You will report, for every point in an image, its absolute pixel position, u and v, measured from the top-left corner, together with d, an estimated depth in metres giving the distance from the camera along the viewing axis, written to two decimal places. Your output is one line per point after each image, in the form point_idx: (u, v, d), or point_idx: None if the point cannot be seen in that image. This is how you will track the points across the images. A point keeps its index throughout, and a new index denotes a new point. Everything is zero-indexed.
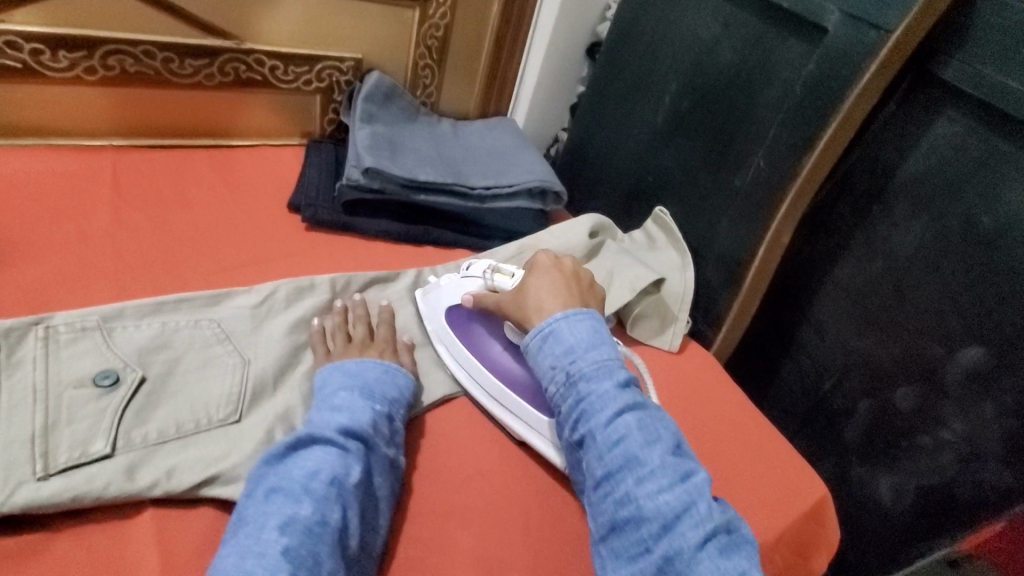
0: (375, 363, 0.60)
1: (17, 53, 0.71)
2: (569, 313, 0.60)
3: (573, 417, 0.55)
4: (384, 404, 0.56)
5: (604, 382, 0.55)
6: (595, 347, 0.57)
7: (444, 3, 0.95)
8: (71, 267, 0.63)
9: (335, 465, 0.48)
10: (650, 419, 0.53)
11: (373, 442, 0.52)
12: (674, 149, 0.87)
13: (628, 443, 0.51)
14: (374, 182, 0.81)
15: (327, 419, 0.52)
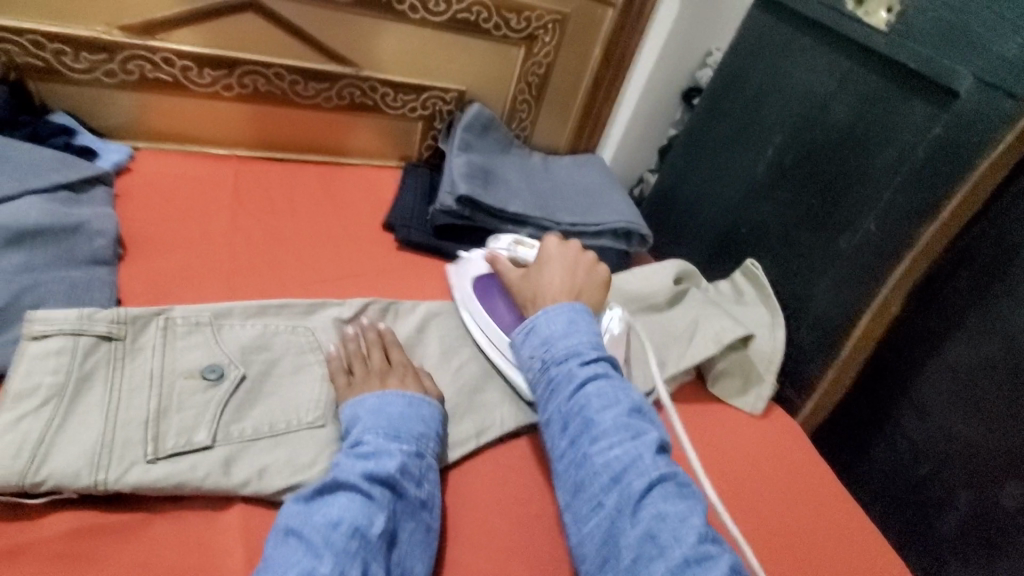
0: (398, 394, 0.56)
1: (171, 68, 0.79)
2: (548, 307, 0.61)
3: (545, 395, 0.56)
4: (413, 443, 0.53)
5: (569, 364, 0.55)
6: (570, 335, 0.57)
7: (549, 43, 0.97)
8: (191, 264, 0.68)
9: (357, 515, 0.45)
10: (612, 390, 0.54)
11: (401, 488, 0.49)
12: (773, 203, 0.84)
13: (588, 409, 0.52)
14: (465, 209, 0.83)
15: (354, 461, 0.49)
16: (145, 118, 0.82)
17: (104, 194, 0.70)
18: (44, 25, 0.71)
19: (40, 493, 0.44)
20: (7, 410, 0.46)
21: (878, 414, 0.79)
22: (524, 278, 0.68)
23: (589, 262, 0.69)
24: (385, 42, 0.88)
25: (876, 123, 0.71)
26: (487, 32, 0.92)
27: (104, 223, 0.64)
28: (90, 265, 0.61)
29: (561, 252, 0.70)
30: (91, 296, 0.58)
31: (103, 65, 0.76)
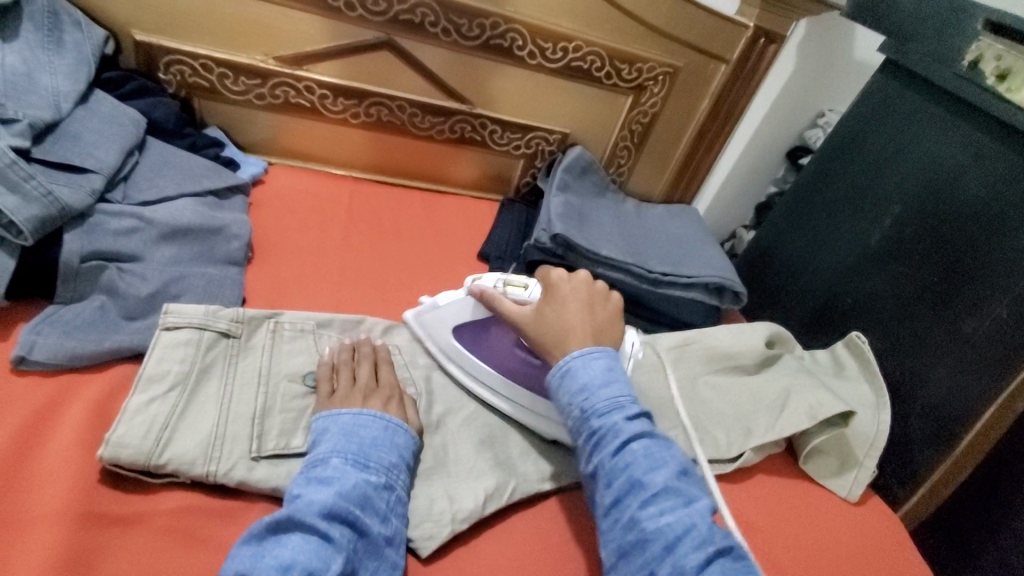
0: (373, 416, 0.53)
1: (310, 96, 0.87)
2: (583, 350, 0.55)
3: (587, 448, 0.51)
4: (381, 474, 0.49)
5: (615, 417, 0.50)
6: (608, 384, 0.52)
7: (657, 94, 0.99)
8: (308, 273, 0.74)
9: (312, 558, 0.41)
10: (661, 449, 0.49)
11: (362, 525, 0.45)
12: (886, 276, 0.80)
13: (635, 469, 0.47)
14: (560, 248, 0.85)
15: (312, 490, 0.45)
16: (280, 136, 0.91)
17: (240, 202, 0.78)
18: (214, 52, 0.81)
19: (160, 475, 0.48)
20: (140, 393, 0.50)
21: (991, 519, 0.72)
22: (541, 321, 0.60)
23: (603, 296, 0.62)
24: (501, 83, 0.92)
25: (1017, 204, 0.66)
26: (598, 81, 0.95)
27: (240, 228, 0.71)
28: (224, 265, 0.67)
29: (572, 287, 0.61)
30: (223, 293, 0.64)
31: (256, 88, 0.85)
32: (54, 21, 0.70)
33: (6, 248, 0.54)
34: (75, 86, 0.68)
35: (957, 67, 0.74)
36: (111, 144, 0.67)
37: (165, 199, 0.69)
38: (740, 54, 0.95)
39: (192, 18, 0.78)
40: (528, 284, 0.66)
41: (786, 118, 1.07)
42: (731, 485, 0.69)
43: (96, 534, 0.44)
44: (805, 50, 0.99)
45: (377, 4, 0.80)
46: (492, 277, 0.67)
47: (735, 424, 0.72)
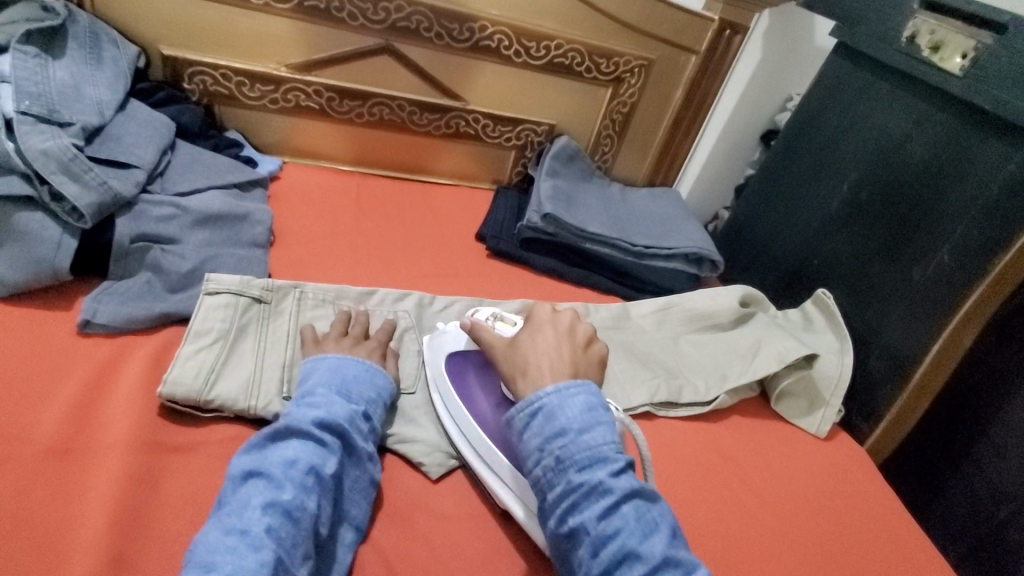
0: (356, 360, 0.60)
1: (319, 98, 0.96)
2: (561, 387, 0.53)
3: (563, 507, 0.49)
4: (362, 402, 0.57)
5: (598, 471, 0.49)
6: (589, 431, 0.50)
7: (635, 85, 1.08)
8: (324, 255, 0.83)
9: (312, 456, 0.49)
10: (650, 509, 0.48)
11: (349, 437, 0.53)
12: (846, 237, 0.88)
13: (627, 536, 0.46)
14: (550, 226, 0.94)
15: (304, 410, 0.53)
16: (292, 137, 1.00)
17: (260, 194, 0.87)
18: (232, 62, 0.90)
19: (209, 411, 0.57)
20: (189, 344, 0.59)
21: (955, 452, 0.79)
22: (512, 348, 0.60)
23: (585, 338, 0.62)
24: (490, 81, 1.02)
25: (955, 162, 0.74)
26: (579, 75, 1.04)
27: (263, 215, 0.80)
28: (250, 246, 0.76)
29: (552, 320, 0.63)
30: (252, 269, 0.72)
31: (270, 94, 0.94)
32: (93, 39, 0.79)
33: (67, 231, 0.63)
34: (115, 96, 0.77)
35: (897, 43, 0.82)
36: (149, 144, 0.76)
37: (197, 191, 0.78)
38: (708, 44, 1.04)
39: (212, 33, 0.88)
40: (517, 321, 0.67)
41: (756, 103, 1.16)
42: (710, 425, 0.77)
43: (160, 457, 0.52)
44: (769, 40, 1.09)
45: (377, 13, 0.90)
46: (485, 311, 0.68)
47: (711, 372, 0.79)
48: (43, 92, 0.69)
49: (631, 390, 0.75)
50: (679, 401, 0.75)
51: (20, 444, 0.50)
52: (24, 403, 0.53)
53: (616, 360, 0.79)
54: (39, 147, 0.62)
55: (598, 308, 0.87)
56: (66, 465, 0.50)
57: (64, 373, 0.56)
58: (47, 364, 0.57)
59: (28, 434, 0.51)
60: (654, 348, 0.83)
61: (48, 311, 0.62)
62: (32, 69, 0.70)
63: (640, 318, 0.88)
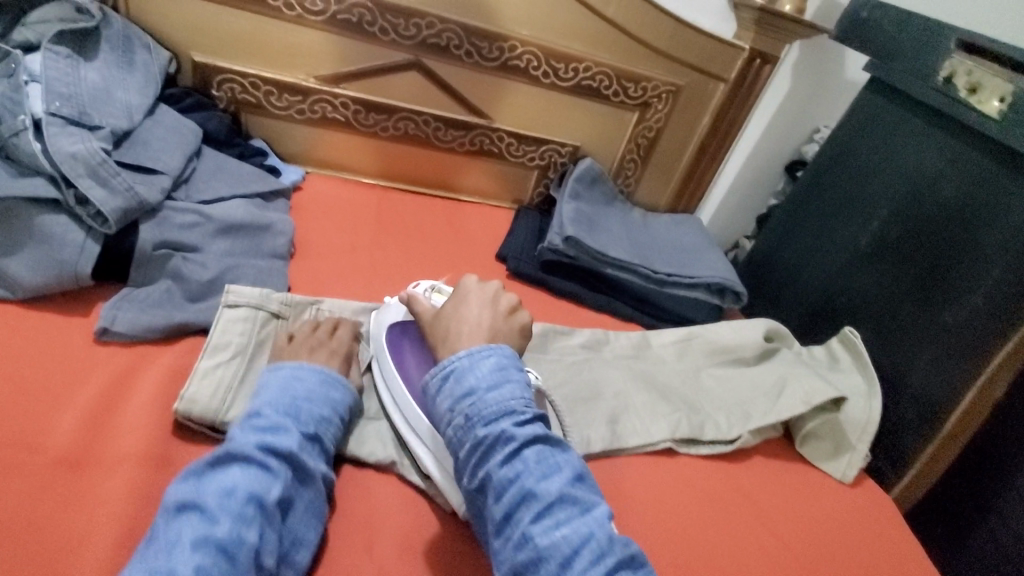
0: (311, 370, 0.57)
1: (345, 111, 0.96)
2: (473, 351, 0.54)
3: (472, 460, 0.50)
4: (313, 419, 0.53)
5: (502, 423, 0.50)
6: (499, 387, 0.52)
7: (661, 110, 1.07)
8: (345, 269, 0.82)
9: (253, 483, 0.46)
10: (552, 455, 0.50)
11: (299, 460, 0.50)
12: (874, 274, 0.86)
13: (526, 479, 0.48)
14: (571, 249, 0.92)
15: (248, 432, 0.50)
16: (316, 148, 1.00)
17: (283, 204, 0.86)
18: (262, 72, 0.90)
19: (225, 430, 0.55)
20: (207, 358, 0.58)
21: (981, 499, 0.77)
22: (438, 317, 0.60)
23: (510, 304, 0.61)
24: (517, 100, 1.01)
25: (990, 205, 0.72)
26: (607, 98, 1.03)
27: (285, 226, 0.79)
28: (270, 257, 0.75)
29: (479, 288, 0.61)
30: (272, 282, 0.72)
31: (297, 105, 0.94)
32: (126, 43, 0.79)
33: (90, 236, 0.62)
34: (144, 100, 0.77)
35: (933, 82, 0.81)
36: (175, 150, 0.75)
37: (220, 199, 0.77)
38: (737, 74, 1.03)
39: (243, 43, 0.88)
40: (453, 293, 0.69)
41: (783, 132, 1.16)
42: (732, 464, 0.74)
43: (170, 475, 0.51)
44: (797, 72, 1.09)
45: (408, 29, 0.90)
46: (423, 284, 0.70)
47: (734, 408, 0.77)
48: (74, 95, 0.69)
49: (652, 423, 0.73)
50: (701, 437, 0.73)
51: (29, 453, 0.49)
52: (36, 411, 0.52)
53: (636, 391, 0.76)
54: (68, 150, 0.62)
55: (618, 335, 0.86)
56: (74, 478, 0.48)
57: (78, 382, 0.55)
58: (62, 372, 0.56)
59: (37, 443, 0.49)
60: (675, 380, 0.81)
61: (66, 317, 0.61)
62: (64, 70, 0.70)
63: (660, 348, 0.86)
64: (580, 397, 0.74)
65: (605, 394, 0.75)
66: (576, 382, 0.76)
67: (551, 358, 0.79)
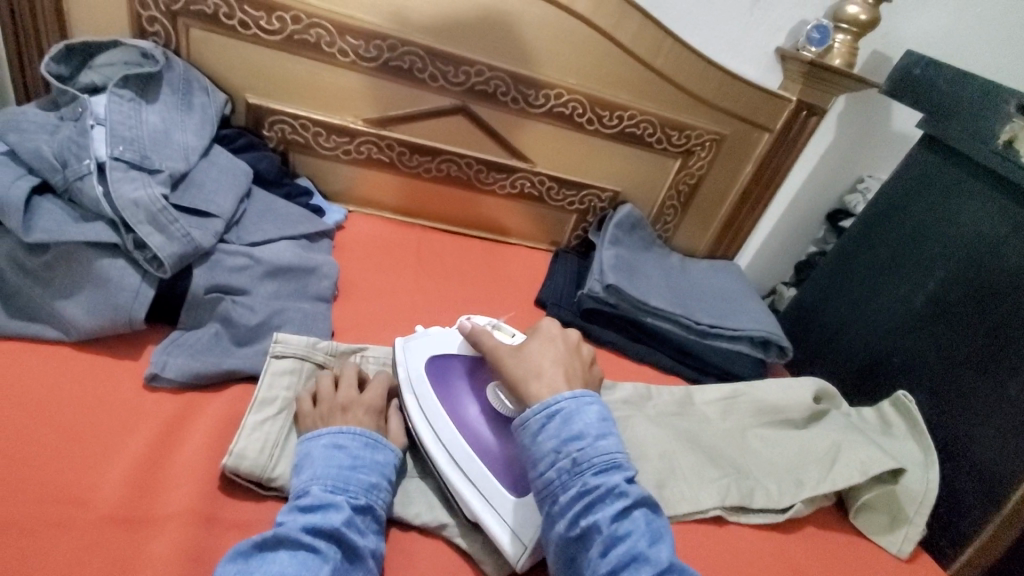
0: (354, 434, 0.54)
1: (390, 153, 0.97)
2: (579, 393, 0.54)
3: (575, 507, 0.48)
4: (360, 492, 0.50)
5: (614, 476, 0.49)
6: (605, 437, 0.51)
7: (704, 158, 1.06)
8: (387, 312, 0.82)
9: (300, 570, 0.43)
10: (656, 518, 0.49)
11: (348, 539, 0.47)
12: (930, 336, 0.84)
13: (638, 540, 0.46)
14: (611, 296, 0.91)
15: (296, 514, 0.47)
16: (359, 188, 1.01)
17: (328, 245, 0.87)
18: (312, 114, 0.92)
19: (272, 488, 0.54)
20: (254, 414, 0.57)
21: None
22: (521, 355, 0.60)
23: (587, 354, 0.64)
24: (560, 145, 1.01)
25: None
26: (649, 145, 1.03)
27: (330, 268, 0.79)
28: (315, 301, 0.75)
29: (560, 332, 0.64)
30: (318, 326, 0.71)
31: (344, 146, 0.96)
32: (186, 86, 0.81)
33: (146, 279, 0.63)
34: (201, 142, 0.78)
35: (993, 144, 0.79)
36: (228, 191, 0.76)
37: (269, 241, 0.78)
38: (783, 124, 1.03)
39: (294, 86, 0.90)
40: (514, 334, 0.70)
41: (827, 181, 1.15)
42: (784, 536, 0.71)
43: (215, 535, 0.49)
44: (842, 122, 1.08)
45: (457, 76, 0.91)
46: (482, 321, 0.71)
47: (785, 474, 0.74)
48: (136, 138, 0.70)
49: (700, 489, 0.70)
50: (752, 506, 0.70)
51: (79, 508, 0.48)
52: (87, 461, 0.51)
53: (683, 452, 0.73)
54: (130, 197, 0.63)
55: (660, 390, 0.84)
56: (120, 537, 0.47)
57: (127, 431, 0.55)
58: (112, 419, 0.55)
59: (86, 498, 0.49)
60: (721, 440, 0.78)
61: (116, 361, 0.61)
62: (127, 114, 0.72)
63: (704, 405, 0.84)
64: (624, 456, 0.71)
65: (651, 454, 0.72)
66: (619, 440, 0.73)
67: None
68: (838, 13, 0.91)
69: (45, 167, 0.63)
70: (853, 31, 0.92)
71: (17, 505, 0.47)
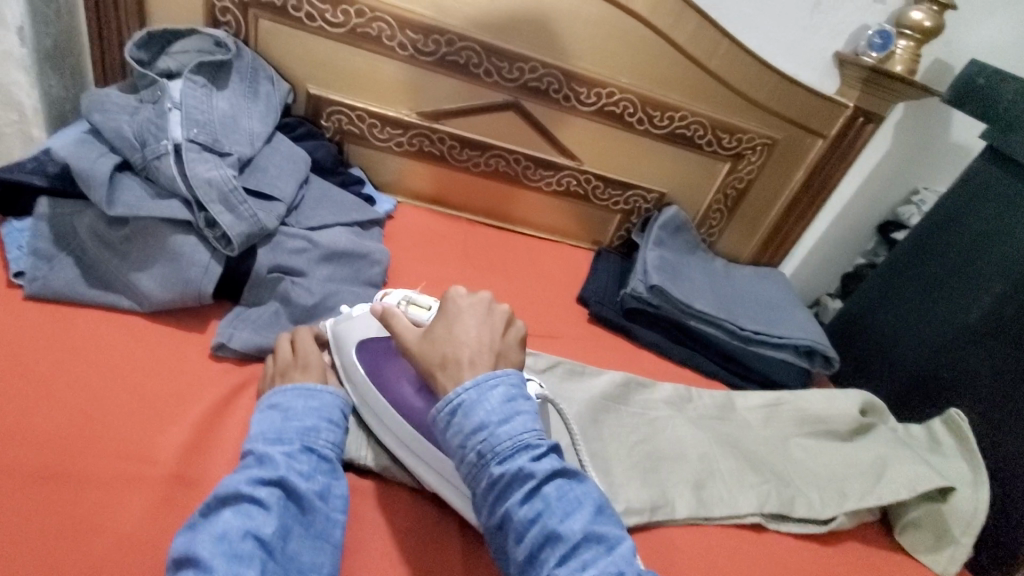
0: (290, 387, 0.56)
1: (441, 146, 0.99)
2: (479, 380, 0.50)
3: (488, 497, 0.46)
4: (296, 439, 0.51)
5: (520, 459, 0.46)
6: (507, 420, 0.47)
7: (754, 162, 1.05)
8: (434, 300, 0.83)
9: (243, 522, 0.43)
10: (574, 488, 0.46)
11: (290, 486, 0.47)
12: (986, 352, 0.81)
13: (548, 517, 0.44)
14: (655, 297, 0.91)
15: (237, 473, 0.48)
16: (408, 180, 1.03)
17: (378, 233, 0.89)
18: (369, 105, 0.94)
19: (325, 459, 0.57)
20: None
21: None
22: (429, 340, 0.56)
23: (503, 317, 0.58)
24: (608, 144, 1.01)
25: None
26: (699, 147, 1.02)
27: (382, 255, 0.81)
28: (367, 286, 0.77)
29: (469, 305, 0.58)
30: (370, 310, 0.73)
31: (398, 138, 0.98)
32: (253, 75, 0.84)
33: (215, 257, 0.65)
34: (265, 128, 0.81)
35: None
36: (289, 177, 0.79)
37: (326, 226, 0.80)
38: (839, 131, 1.01)
39: (353, 77, 0.92)
40: (432, 304, 0.63)
41: (880, 191, 1.12)
42: (825, 547, 0.69)
43: None
44: (901, 131, 1.05)
45: (512, 72, 0.92)
46: (397, 296, 0.65)
47: (828, 486, 0.72)
48: (208, 122, 0.73)
49: (739, 493, 0.69)
50: (791, 514, 0.69)
51: (148, 468, 0.50)
52: (156, 424, 0.54)
53: (722, 456, 0.73)
54: (204, 176, 0.66)
55: (701, 393, 0.83)
56: (185, 495, 0.50)
57: (192, 398, 0.58)
58: (179, 387, 0.58)
59: (152, 456, 0.51)
60: (762, 447, 0.77)
61: (182, 333, 0.64)
62: (200, 98, 0.75)
63: (745, 411, 0.83)
64: (663, 456, 0.71)
65: (689, 455, 0.72)
66: (655, 438, 0.73)
67: (632, 410, 0.77)
68: (902, 19, 0.89)
69: (126, 147, 0.67)
70: (917, 37, 0.89)
71: (93, 459, 0.50)
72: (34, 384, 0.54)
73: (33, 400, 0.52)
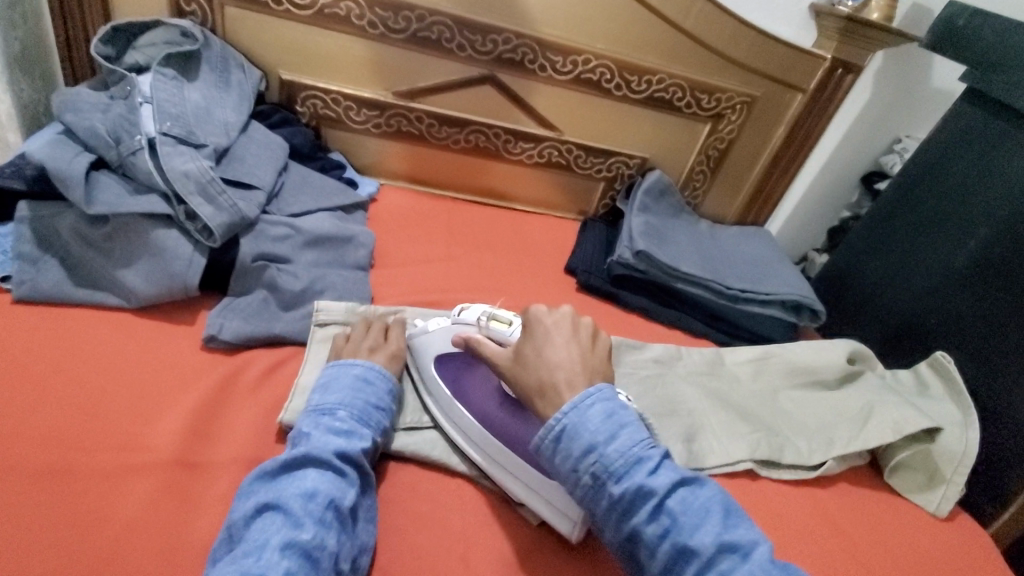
0: (368, 369, 0.58)
1: (419, 125, 0.98)
2: (570, 347, 0.52)
3: (582, 441, 0.47)
4: (376, 428, 0.54)
5: (609, 407, 0.48)
6: (595, 376, 0.50)
7: (735, 121, 1.05)
8: (422, 279, 0.84)
9: (332, 488, 0.47)
10: (655, 438, 0.48)
11: (368, 466, 0.51)
12: (970, 298, 0.82)
13: (638, 454, 0.45)
14: (642, 263, 0.92)
15: (324, 435, 0.51)
16: (387, 161, 1.02)
17: (362, 217, 0.89)
18: (343, 88, 0.94)
19: None
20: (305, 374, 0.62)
21: None
22: (521, 363, 0.54)
23: (592, 332, 0.56)
24: (587, 113, 1.01)
25: None
26: (679, 110, 1.02)
27: (367, 238, 0.81)
28: (354, 268, 0.78)
29: (552, 321, 0.55)
30: (358, 293, 0.74)
31: (375, 119, 0.97)
32: (224, 63, 0.84)
33: (198, 249, 0.66)
34: (240, 117, 0.81)
35: None
36: (266, 165, 0.79)
37: (308, 212, 0.81)
38: (818, 83, 1.00)
39: (325, 59, 0.91)
40: (513, 320, 0.61)
41: (862, 142, 1.12)
42: (817, 490, 0.72)
43: None
44: (881, 79, 1.05)
45: (485, 44, 0.91)
46: (477, 312, 0.63)
47: (816, 433, 0.74)
48: (181, 114, 0.73)
49: (731, 443, 0.71)
50: (782, 461, 0.71)
51: (146, 455, 0.52)
52: (153, 413, 0.55)
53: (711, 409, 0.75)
54: (181, 169, 0.67)
55: (691, 352, 0.85)
56: (189, 479, 0.51)
57: (186, 388, 0.59)
58: (174, 378, 0.59)
59: (151, 444, 0.53)
60: (752, 400, 0.79)
61: (173, 325, 0.65)
62: (171, 90, 0.75)
63: (735, 366, 0.84)
64: (656, 413, 0.73)
65: (681, 411, 0.74)
66: (651, 398, 0.75)
67: (623, 371, 0.78)
68: None
69: (101, 145, 0.67)
70: None
71: (93, 452, 0.51)
72: (31, 385, 0.55)
73: (30, 401, 0.53)
